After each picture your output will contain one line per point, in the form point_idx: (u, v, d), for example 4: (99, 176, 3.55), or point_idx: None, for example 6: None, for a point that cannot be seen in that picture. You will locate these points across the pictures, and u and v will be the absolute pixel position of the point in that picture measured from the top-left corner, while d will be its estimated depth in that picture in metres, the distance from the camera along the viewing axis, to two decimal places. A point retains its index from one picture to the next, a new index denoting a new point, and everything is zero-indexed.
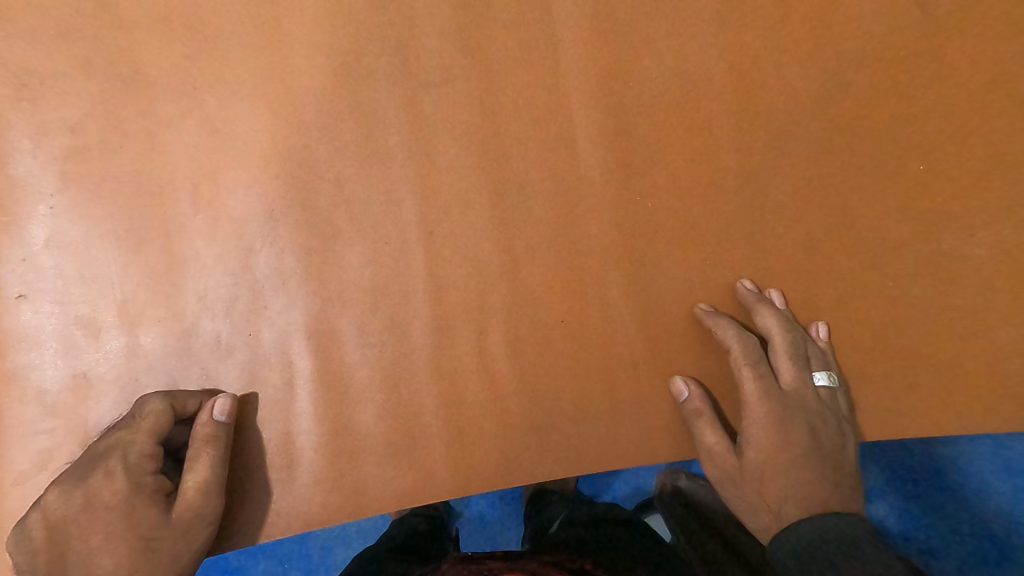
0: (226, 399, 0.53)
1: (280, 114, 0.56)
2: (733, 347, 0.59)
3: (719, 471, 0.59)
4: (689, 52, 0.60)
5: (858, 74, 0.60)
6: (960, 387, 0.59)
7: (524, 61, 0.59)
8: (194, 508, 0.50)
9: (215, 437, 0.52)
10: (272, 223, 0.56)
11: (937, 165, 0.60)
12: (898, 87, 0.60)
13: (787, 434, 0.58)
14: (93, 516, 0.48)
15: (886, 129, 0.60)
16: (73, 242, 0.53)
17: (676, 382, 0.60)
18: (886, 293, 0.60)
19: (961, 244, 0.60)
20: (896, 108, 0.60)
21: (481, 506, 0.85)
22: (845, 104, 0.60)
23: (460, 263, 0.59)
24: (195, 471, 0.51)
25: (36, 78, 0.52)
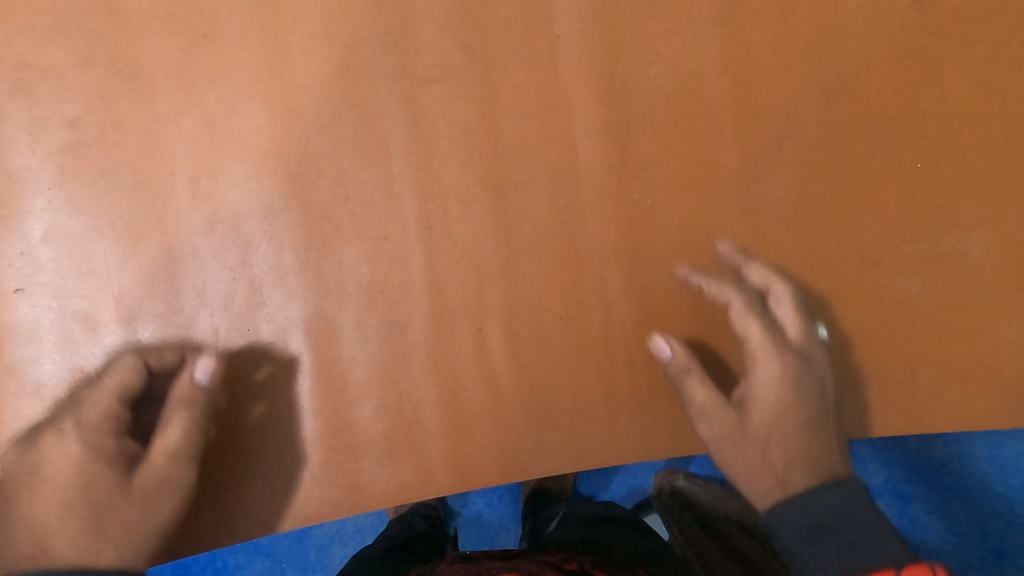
0: (209, 359, 0.53)
1: (278, 108, 0.55)
2: (729, 301, 0.57)
3: (715, 430, 0.57)
4: (702, 41, 0.57)
5: (886, 61, 0.56)
6: (999, 396, 0.55)
7: (527, 52, 0.57)
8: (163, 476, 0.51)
9: (190, 400, 0.52)
10: (271, 218, 0.55)
11: (973, 158, 0.56)
12: (930, 76, 0.56)
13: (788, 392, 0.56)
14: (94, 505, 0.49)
15: (916, 120, 0.56)
16: (71, 237, 0.53)
17: (656, 340, 0.57)
18: (919, 295, 0.56)
19: (1002, 243, 0.55)
20: (927, 99, 0.56)
21: (479, 505, 0.92)
22: (872, 95, 0.56)
23: (459, 260, 0.57)
24: (167, 435, 0.52)
25: (36, 73, 0.52)
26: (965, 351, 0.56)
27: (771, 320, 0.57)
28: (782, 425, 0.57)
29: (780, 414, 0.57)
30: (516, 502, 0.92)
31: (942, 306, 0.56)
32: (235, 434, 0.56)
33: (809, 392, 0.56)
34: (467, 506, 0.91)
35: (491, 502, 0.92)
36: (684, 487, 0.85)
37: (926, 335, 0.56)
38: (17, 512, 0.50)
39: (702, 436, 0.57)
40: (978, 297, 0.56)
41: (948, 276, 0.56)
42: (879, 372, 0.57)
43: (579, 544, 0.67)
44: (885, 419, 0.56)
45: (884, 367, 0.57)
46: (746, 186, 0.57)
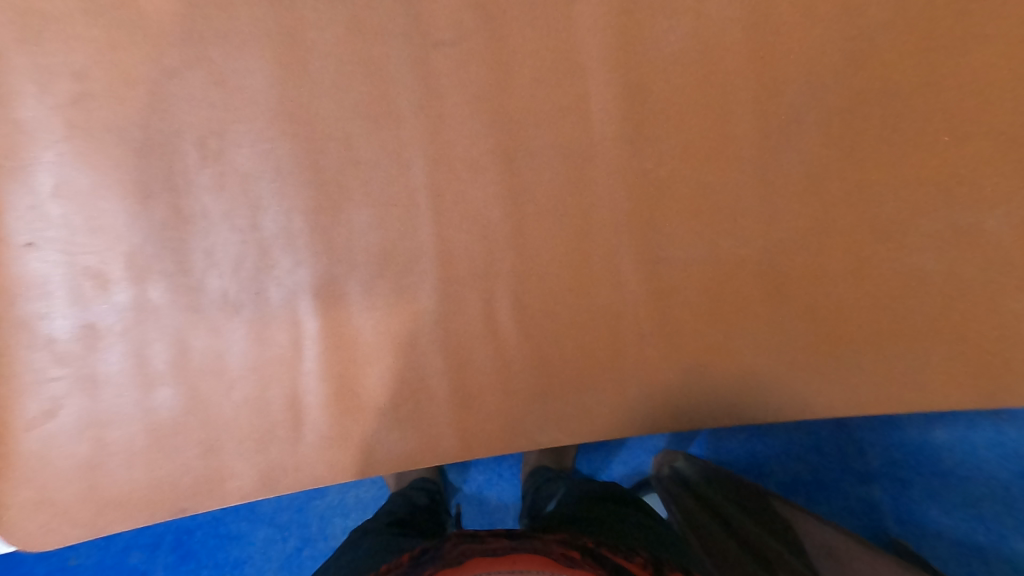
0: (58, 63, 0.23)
1: (288, 67, 0.54)
2: (987, 137, 0.54)
3: (912, 387, 0.56)
4: (719, 8, 0.56)
5: (915, 29, 0.54)
6: (996, 364, 0.55)
7: (542, 15, 0.56)
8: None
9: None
10: (279, 181, 0.55)
11: (998, 129, 0.54)
12: (959, 41, 0.54)
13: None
14: None
15: (940, 90, 0.54)
16: (79, 192, 0.53)
17: (890, 273, 0.56)
18: (928, 268, 0.55)
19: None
20: (954, 68, 0.54)
21: (479, 482, 0.93)
22: (898, 63, 0.55)
23: (468, 228, 0.57)
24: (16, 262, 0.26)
25: (38, 22, 0.51)
26: (978, 328, 0.55)
27: (1001, 293, 0.55)
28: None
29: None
30: (515, 480, 0.93)
31: (961, 284, 0.55)
32: (242, 395, 0.56)
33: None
34: (467, 483, 0.93)
35: (491, 479, 0.93)
36: (683, 469, 0.86)
37: (940, 313, 0.55)
38: (58, 455, 0.54)
39: (775, 392, 0.57)
40: (994, 273, 0.55)
41: (967, 252, 0.55)
42: (894, 352, 0.56)
43: (582, 523, 0.67)
44: (895, 399, 0.56)
45: (893, 344, 0.56)
46: (764, 158, 0.56)
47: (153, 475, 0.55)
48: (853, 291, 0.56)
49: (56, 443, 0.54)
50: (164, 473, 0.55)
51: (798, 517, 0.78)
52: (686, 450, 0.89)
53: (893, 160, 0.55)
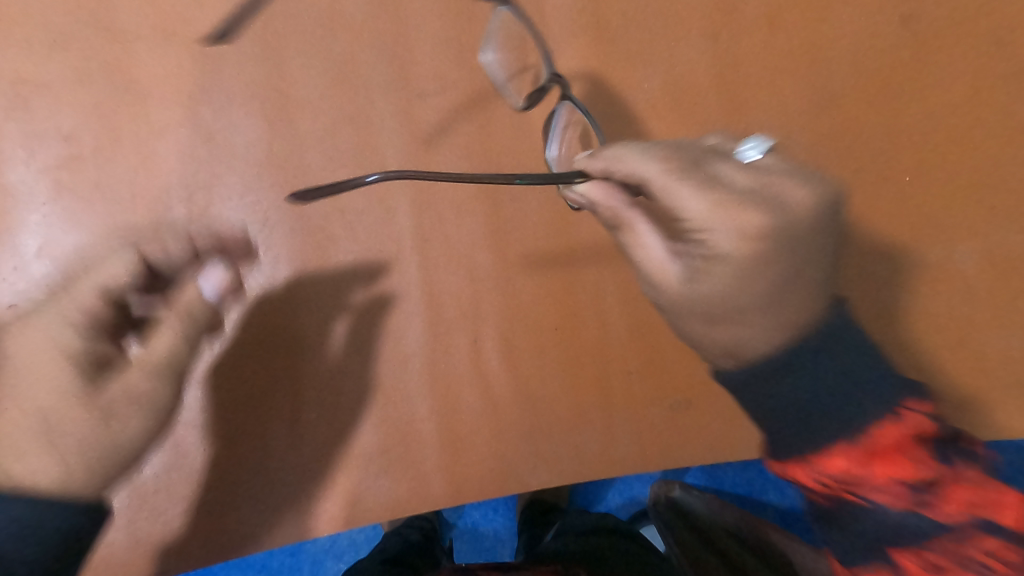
0: (222, 272, 0.51)
1: (275, 121, 0.55)
2: (950, 176, 0.56)
3: None
4: (687, 58, 0.58)
5: (853, 77, 0.56)
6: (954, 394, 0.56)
7: (521, 66, 0.58)
8: (82, 350, 0.47)
9: (131, 260, 0.50)
10: (266, 232, 0.55)
11: (940, 172, 0.56)
12: (905, 86, 0.56)
13: (748, 212, 0.45)
14: (44, 372, 0.46)
15: (891, 128, 0.56)
16: (65, 252, 0.53)
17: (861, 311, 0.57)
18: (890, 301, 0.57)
19: (951, 251, 0.56)
20: (902, 108, 0.56)
21: (475, 517, 0.90)
22: (852, 107, 0.56)
23: (454, 269, 0.57)
24: (156, 343, 0.49)
25: (31, 88, 0.52)
26: (954, 362, 0.56)
27: (974, 321, 0.56)
28: (799, 282, 0.48)
29: (759, 246, 0.46)
30: (512, 513, 0.91)
31: (934, 316, 0.57)
32: (228, 449, 0.55)
33: (810, 229, 0.47)
34: (462, 518, 0.90)
35: (486, 514, 0.90)
36: (681, 497, 0.83)
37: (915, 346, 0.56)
38: None
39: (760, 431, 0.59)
40: (967, 308, 0.56)
41: (937, 287, 0.56)
42: None
43: (577, 553, 0.69)
44: None
45: None
46: None
47: (138, 536, 0.54)
48: None
49: None
50: (150, 536, 0.54)
51: (796, 549, 0.77)
52: (683, 479, 0.87)
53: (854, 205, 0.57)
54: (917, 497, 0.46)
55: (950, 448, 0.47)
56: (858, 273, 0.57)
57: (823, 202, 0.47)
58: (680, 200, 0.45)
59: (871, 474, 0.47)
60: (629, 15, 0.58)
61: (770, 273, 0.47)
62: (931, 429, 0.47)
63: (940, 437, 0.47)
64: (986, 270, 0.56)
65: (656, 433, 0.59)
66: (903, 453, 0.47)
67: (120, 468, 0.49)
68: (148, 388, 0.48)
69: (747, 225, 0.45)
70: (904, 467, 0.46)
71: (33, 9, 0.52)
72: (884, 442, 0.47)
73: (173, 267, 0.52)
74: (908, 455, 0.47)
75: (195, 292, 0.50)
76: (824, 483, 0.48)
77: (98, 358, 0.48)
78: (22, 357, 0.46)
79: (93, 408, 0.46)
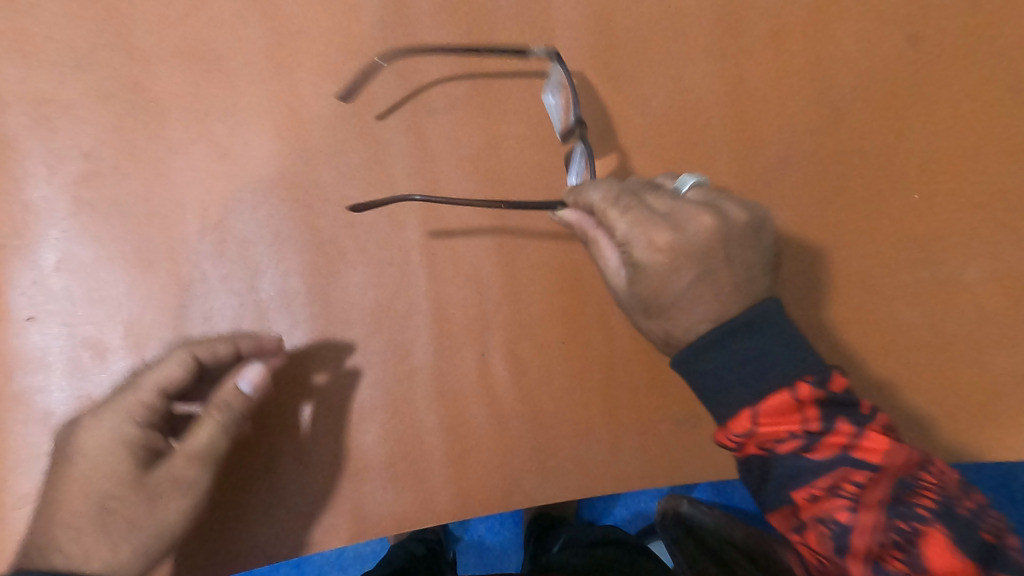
0: (257, 367, 0.52)
1: (287, 138, 0.56)
2: (956, 193, 0.56)
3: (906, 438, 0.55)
4: (693, 76, 0.59)
5: (854, 98, 0.58)
6: (968, 413, 0.55)
7: (529, 84, 0.59)
8: (139, 441, 0.49)
9: (183, 359, 0.51)
10: (277, 245, 0.56)
11: (944, 190, 0.57)
12: (904, 107, 0.57)
13: (664, 229, 0.49)
14: (97, 460, 0.47)
15: (894, 146, 0.57)
16: (82, 265, 0.54)
17: (872, 327, 0.56)
18: (899, 318, 0.56)
19: (960, 268, 0.56)
20: (902, 127, 0.57)
21: (481, 530, 0.89)
22: (854, 126, 0.58)
23: (461, 283, 0.58)
24: (196, 431, 0.49)
25: (55, 107, 0.54)
26: (967, 380, 0.56)
27: (987, 338, 0.55)
28: (724, 295, 0.50)
29: (677, 258, 0.49)
30: (518, 527, 0.90)
31: (946, 333, 0.56)
32: (238, 463, 0.55)
33: (727, 244, 0.50)
34: (468, 531, 0.89)
35: (492, 527, 0.90)
36: (689, 513, 0.82)
37: (925, 362, 0.56)
38: None
39: None
40: (980, 325, 0.56)
41: (949, 304, 0.56)
42: (888, 404, 0.56)
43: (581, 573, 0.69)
44: None
45: (885, 402, 0.56)
46: None
47: None
48: (832, 337, 0.57)
49: None
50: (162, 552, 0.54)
51: None
52: (691, 493, 0.86)
53: (861, 220, 0.57)
54: (803, 445, 0.46)
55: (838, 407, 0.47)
56: (868, 289, 0.57)
57: (737, 223, 0.51)
58: (608, 221, 0.51)
59: (767, 432, 0.47)
60: (635, 34, 0.59)
61: (690, 285, 0.50)
62: (822, 390, 0.47)
63: (831, 398, 0.47)
64: (996, 287, 0.56)
65: (664, 447, 0.58)
66: (796, 408, 0.47)
67: (167, 548, 0.49)
68: (193, 475, 0.49)
69: (663, 240, 0.49)
70: (796, 424, 0.47)
71: (60, 33, 0.54)
72: (776, 401, 0.47)
73: (216, 360, 0.52)
74: (800, 413, 0.47)
75: (231, 385, 0.51)
76: (732, 441, 0.49)
77: (149, 447, 0.49)
78: (83, 449, 0.48)
79: (144, 492, 0.47)
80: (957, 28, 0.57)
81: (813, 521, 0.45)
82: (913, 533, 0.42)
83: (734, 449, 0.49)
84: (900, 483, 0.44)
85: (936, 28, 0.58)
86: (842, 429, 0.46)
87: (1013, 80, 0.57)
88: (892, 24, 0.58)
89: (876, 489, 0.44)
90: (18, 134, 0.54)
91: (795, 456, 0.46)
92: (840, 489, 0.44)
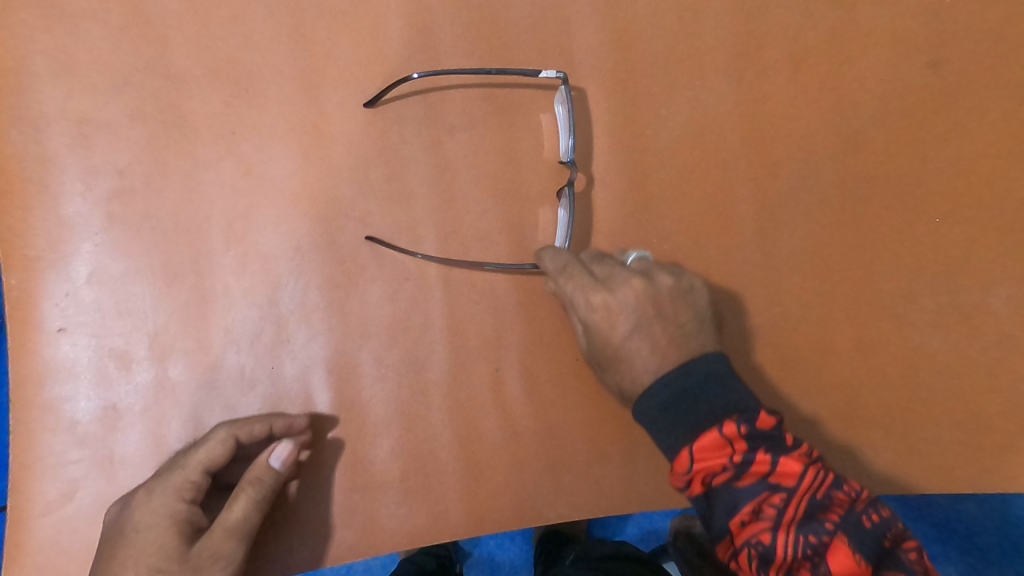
0: (287, 445, 0.53)
1: (311, 155, 0.58)
2: (979, 218, 0.55)
3: (926, 463, 0.55)
4: (710, 97, 0.59)
5: (874, 119, 0.57)
6: (992, 441, 0.54)
7: (547, 104, 0.60)
8: (183, 519, 0.51)
9: (224, 439, 0.52)
10: (298, 259, 0.57)
11: (966, 214, 0.55)
12: (926, 131, 0.56)
13: (599, 290, 0.54)
14: (147, 534, 0.50)
15: (915, 169, 0.56)
16: (113, 278, 0.56)
17: (892, 352, 0.56)
18: (920, 344, 0.55)
19: (983, 294, 0.55)
20: (923, 151, 0.56)
21: (491, 547, 0.88)
22: (874, 148, 0.57)
23: (477, 298, 0.58)
24: (233, 506, 0.51)
25: (93, 126, 0.56)
26: (991, 408, 0.54)
27: (1013, 366, 0.54)
28: (661, 347, 0.53)
29: (611, 316, 0.53)
30: (528, 544, 0.89)
31: (969, 360, 0.55)
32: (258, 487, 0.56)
33: (661, 305, 0.54)
34: (478, 547, 0.88)
35: (502, 543, 0.88)
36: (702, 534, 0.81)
37: (946, 388, 0.55)
38: (70, 539, 0.54)
39: None
40: (1005, 352, 0.54)
41: (971, 330, 0.55)
42: (905, 428, 0.55)
43: None
44: (910, 476, 0.55)
45: (902, 426, 0.56)
46: (764, 235, 0.58)
47: None
48: (851, 360, 0.56)
49: (70, 530, 0.54)
50: None
51: None
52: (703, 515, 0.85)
53: (880, 243, 0.57)
54: (731, 476, 0.47)
55: (763, 437, 0.48)
56: (889, 313, 0.56)
57: (666, 282, 0.55)
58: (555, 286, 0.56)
59: (702, 469, 0.48)
60: (653, 54, 0.60)
61: (624, 340, 0.53)
62: (749, 425, 0.48)
63: (755, 431, 0.47)
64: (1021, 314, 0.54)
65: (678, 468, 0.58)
66: (724, 442, 0.48)
67: None
68: (230, 549, 0.50)
69: (598, 301, 0.53)
70: (728, 459, 0.47)
71: (100, 55, 0.57)
72: (706, 438, 0.48)
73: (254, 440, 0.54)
74: (729, 447, 0.48)
75: (264, 460, 0.52)
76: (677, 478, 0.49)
77: (193, 522, 0.51)
78: (134, 530, 0.50)
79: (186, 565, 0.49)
80: (985, 48, 0.56)
81: (744, 547, 0.46)
82: (828, 549, 0.44)
83: (676, 485, 0.49)
84: (814, 502, 0.46)
85: (963, 48, 0.57)
86: (764, 459, 0.47)
87: None
88: (915, 45, 0.57)
89: (796, 510, 0.45)
90: (57, 152, 0.56)
91: (726, 488, 0.47)
92: (763, 514, 0.46)
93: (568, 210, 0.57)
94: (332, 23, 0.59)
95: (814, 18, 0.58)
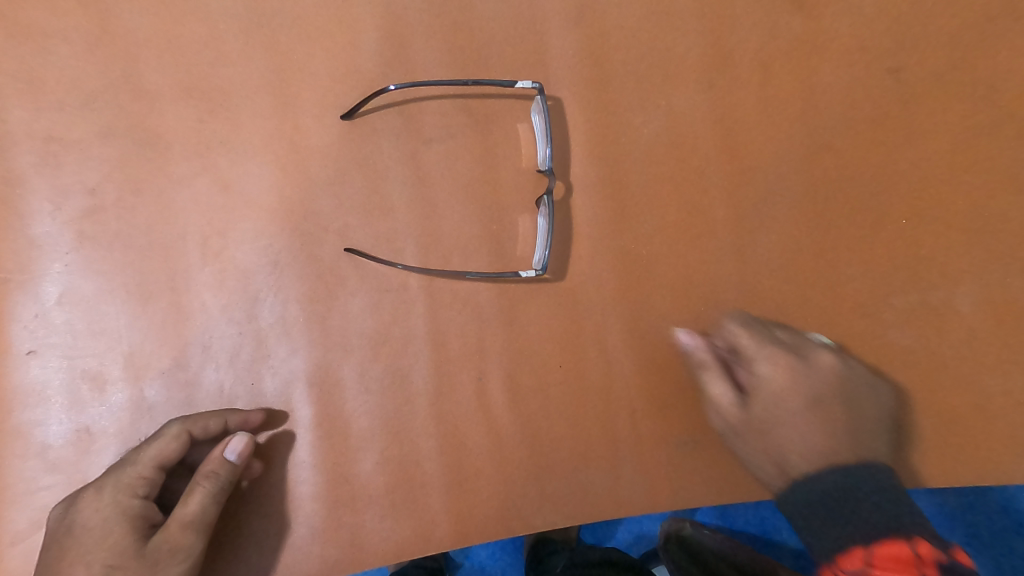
0: (242, 438, 0.53)
1: (288, 170, 0.58)
2: (944, 218, 0.57)
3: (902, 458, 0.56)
4: (684, 105, 0.60)
5: (841, 124, 0.59)
6: (965, 435, 0.55)
7: (524, 114, 0.61)
8: (137, 515, 0.51)
9: (177, 434, 0.52)
10: (276, 273, 0.57)
11: (932, 214, 0.57)
12: (890, 134, 0.58)
13: (790, 361, 0.57)
14: (99, 529, 0.49)
15: (881, 171, 0.58)
16: (85, 298, 0.55)
17: (865, 350, 0.57)
18: (891, 341, 0.57)
19: (950, 292, 0.57)
20: (887, 154, 0.58)
21: (481, 557, 0.87)
22: (841, 152, 0.59)
23: (460, 308, 0.59)
24: (188, 499, 0.51)
25: (62, 146, 0.55)
26: (962, 402, 0.56)
27: (981, 361, 0.56)
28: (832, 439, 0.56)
29: (792, 388, 0.57)
30: (519, 553, 0.88)
31: (939, 356, 0.56)
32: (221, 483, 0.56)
33: (847, 392, 0.56)
34: (469, 558, 0.87)
35: (492, 554, 0.88)
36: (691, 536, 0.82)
37: (917, 384, 0.56)
38: None
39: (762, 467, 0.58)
40: (973, 347, 0.56)
41: (940, 327, 0.56)
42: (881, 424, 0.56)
43: None
44: None
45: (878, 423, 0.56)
46: (740, 239, 0.59)
47: None
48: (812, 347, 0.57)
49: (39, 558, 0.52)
50: None
51: None
52: (693, 517, 0.86)
53: (850, 243, 0.58)
54: None
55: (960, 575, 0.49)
56: (861, 311, 0.58)
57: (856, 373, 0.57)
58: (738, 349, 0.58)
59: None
60: (627, 63, 0.61)
61: (791, 418, 0.57)
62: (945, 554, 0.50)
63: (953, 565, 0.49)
64: (987, 310, 0.56)
65: (662, 471, 0.58)
66: (914, 562, 0.50)
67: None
68: (189, 541, 0.50)
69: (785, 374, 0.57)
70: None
71: (68, 73, 0.56)
72: (892, 548, 0.51)
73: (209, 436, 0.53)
74: (917, 566, 0.49)
75: (218, 454, 0.52)
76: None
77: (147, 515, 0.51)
78: (85, 529, 0.49)
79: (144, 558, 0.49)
80: (944, 54, 0.58)
81: None
82: None
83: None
84: None
85: (924, 54, 0.59)
86: None
87: (1000, 104, 0.57)
88: (877, 52, 0.59)
89: None
90: (24, 172, 0.55)
91: None
92: None
93: (547, 219, 0.58)
94: (307, 37, 0.59)
95: (781, 27, 0.60)
